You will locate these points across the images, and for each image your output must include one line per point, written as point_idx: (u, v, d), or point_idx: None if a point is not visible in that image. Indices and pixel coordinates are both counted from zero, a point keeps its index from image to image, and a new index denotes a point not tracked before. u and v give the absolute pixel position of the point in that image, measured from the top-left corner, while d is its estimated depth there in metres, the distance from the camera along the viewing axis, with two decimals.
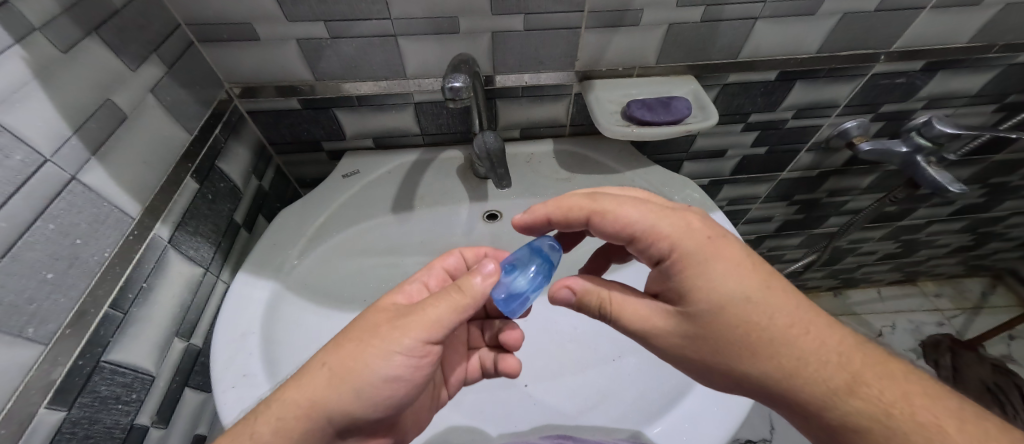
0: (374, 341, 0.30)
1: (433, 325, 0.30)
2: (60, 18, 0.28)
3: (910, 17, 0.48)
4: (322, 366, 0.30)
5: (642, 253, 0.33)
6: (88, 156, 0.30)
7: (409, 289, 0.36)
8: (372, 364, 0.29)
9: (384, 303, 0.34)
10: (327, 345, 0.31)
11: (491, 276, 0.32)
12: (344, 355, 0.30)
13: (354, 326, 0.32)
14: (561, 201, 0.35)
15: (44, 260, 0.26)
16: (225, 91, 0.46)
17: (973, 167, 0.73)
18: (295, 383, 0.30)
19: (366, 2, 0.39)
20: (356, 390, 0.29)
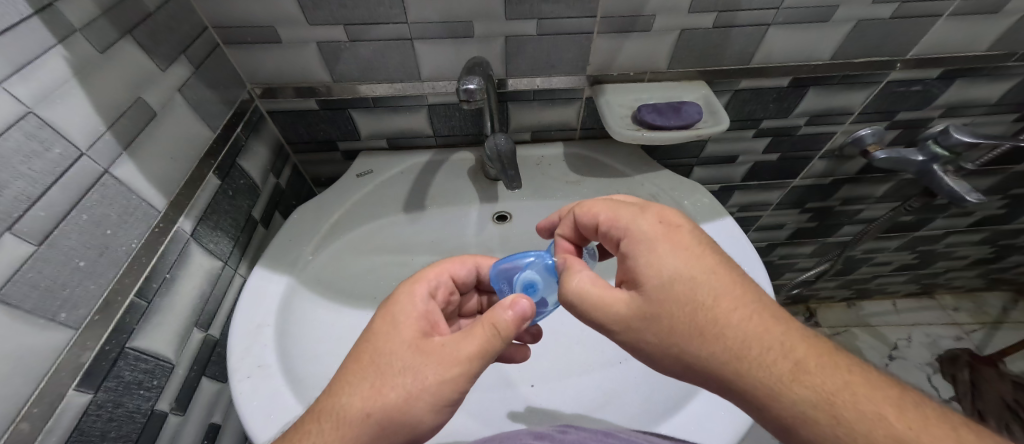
0: (420, 391, 0.29)
1: (474, 372, 0.30)
2: (99, 20, 0.30)
3: (926, 25, 0.47)
4: (367, 419, 0.28)
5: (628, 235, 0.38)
6: (120, 151, 0.31)
7: (424, 310, 0.34)
8: (422, 416, 0.29)
9: (410, 336, 0.31)
10: (367, 392, 0.29)
11: (525, 320, 0.31)
12: (391, 406, 0.29)
13: (390, 369, 0.30)
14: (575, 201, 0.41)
15: (76, 249, 0.28)
16: (247, 91, 0.47)
17: (993, 177, 0.72)
18: (341, 435, 0.28)
19: (384, 6, 0.40)
20: (404, 438, 0.29)
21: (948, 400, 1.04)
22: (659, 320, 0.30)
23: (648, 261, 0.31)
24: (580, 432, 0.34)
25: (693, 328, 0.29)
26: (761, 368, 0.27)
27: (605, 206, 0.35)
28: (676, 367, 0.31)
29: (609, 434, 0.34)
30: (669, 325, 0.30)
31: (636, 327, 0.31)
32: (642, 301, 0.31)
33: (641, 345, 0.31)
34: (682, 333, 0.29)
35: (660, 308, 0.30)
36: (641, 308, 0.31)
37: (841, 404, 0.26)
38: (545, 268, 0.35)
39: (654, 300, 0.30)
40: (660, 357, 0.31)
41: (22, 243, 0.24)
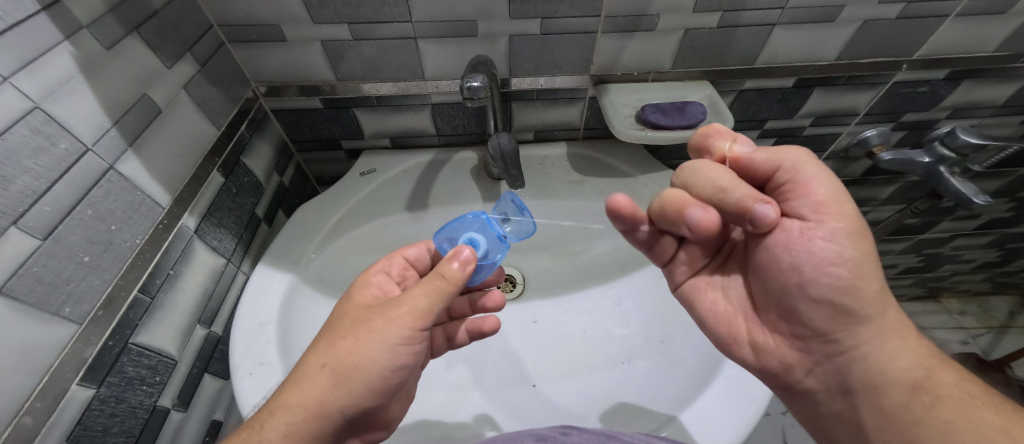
0: (368, 334, 0.31)
1: (422, 312, 0.32)
2: (105, 17, 0.30)
3: (933, 25, 0.47)
4: (322, 368, 0.31)
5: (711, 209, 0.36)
6: (125, 147, 0.31)
7: (377, 281, 0.37)
8: (375, 357, 0.31)
9: (361, 299, 0.34)
10: (321, 347, 0.32)
11: (469, 264, 0.32)
12: (342, 354, 0.31)
13: (342, 324, 0.32)
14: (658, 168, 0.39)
15: (81, 244, 0.28)
16: (252, 89, 0.48)
17: (1000, 180, 0.71)
18: (300, 388, 0.30)
19: (389, 5, 0.41)
20: (362, 382, 0.31)
21: None
22: (867, 239, 0.29)
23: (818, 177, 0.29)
24: (582, 434, 0.34)
25: (866, 255, 0.29)
26: (884, 313, 0.30)
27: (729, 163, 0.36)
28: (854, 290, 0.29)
29: (610, 436, 0.34)
30: (870, 248, 0.29)
31: (862, 245, 0.28)
32: (857, 219, 0.29)
33: (856, 269, 0.28)
34: (868, 260, 0.29)
35: (863, 233, 0.29)
36: (860, 224, 0.29)
37: (923, 375, 0.29)
38: (484, 224, 0.38)
39: (852, 222, 0.29)
40: (849, 283, 0.29)
41: (26, 237, 0.25)
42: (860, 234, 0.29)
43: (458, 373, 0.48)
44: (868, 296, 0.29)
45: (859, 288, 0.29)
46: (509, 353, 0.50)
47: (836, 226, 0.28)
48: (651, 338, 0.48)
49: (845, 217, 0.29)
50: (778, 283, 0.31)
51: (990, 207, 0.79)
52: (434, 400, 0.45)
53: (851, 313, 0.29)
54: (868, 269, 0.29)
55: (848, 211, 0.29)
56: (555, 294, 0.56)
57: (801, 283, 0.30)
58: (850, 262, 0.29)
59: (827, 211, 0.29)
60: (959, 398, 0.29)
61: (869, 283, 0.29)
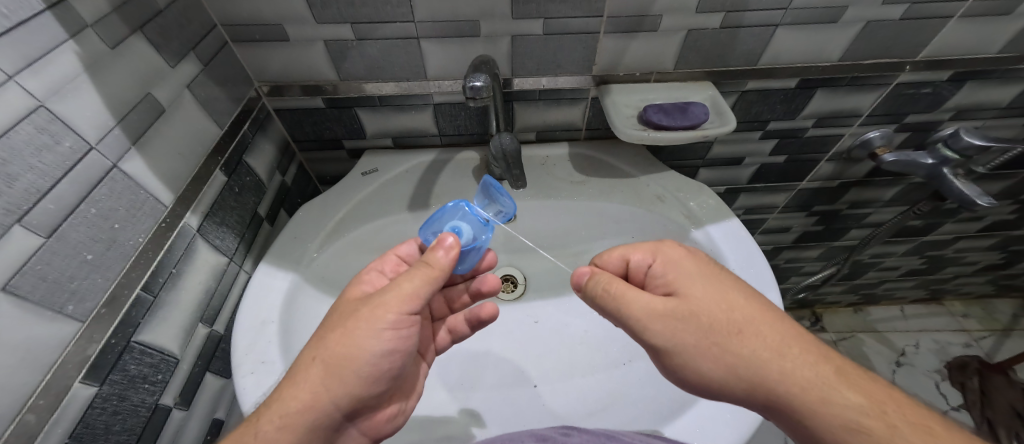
0: (354, 323, 0.32)
1: (410, 297, 0.33)
2: (110, 16, 0.30)
3: (937, 26, 0.47)
4: (313, 360, 0.31)
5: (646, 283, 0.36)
6: (129, 145, 0.32)
7: (370, 279, 0.38)
8: (364, 344, 0.31)
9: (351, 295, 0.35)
10: (312, 341, 0.32)
11: (453, 249, 0.34)
12: (331, 345, 0.31)
13: (332, 318, 0.33)
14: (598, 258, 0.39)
15: (84, 242, 0.28)
16: (255, 89, 0.48)
17: (1003, 182, 0.71)
18: (292, 382, 0.30)
19: (392, 5, 0.41)
20: (354, 371, 0.31)
21: (956, 407, 1.02)
22: (676, 318, 0.31)
23: (684, 271, 0.34)
24: (582, 435, 0.34)
25: (733, 330, 0.31)
26: (802, 367, 0.29)
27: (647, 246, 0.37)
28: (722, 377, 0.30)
29: (611, 437, 0.34)
30: (709, 333, 0.31)
31: (676, 333, 0.31)
32: (669, 306, 0.32)
33: (682, 353, 0.31)
34: (717, 337, 0.31)
35: (698, 312, 0.31)
36: (667, 311, 0.32)
37: (865, 410, 0.27)
38: (466, 212, 0.39)
39: (715, 305, 0.31)
40: (712, 370, 0.30)
41: (30, 235, 0.25)
42: (687, 319, 0.31)
43: (459, 373, 0.48)
44: (712, 376, 0.31)
45: (713, 371, 0.31)
46: (510, 354, 0.50)
47: (643, 317, 0.32)
48: None
49: (684, 303, 0.32)
50: (697, 391, 0.32)
51: (993, 209, 0.78)
52: (435, 400, 0.45)
53: (731, 388, 0.30)
54: (719, 350, 0.30)
55: (670, 303, 0.32)
56: (557, 295, 0.56)
57: (702, 377, 0.31)
58: (674, 350, 0.31)
59: (657, 306, 0.32)
60: (901, 428, 0.26)
61: (739, 358, 0.30)
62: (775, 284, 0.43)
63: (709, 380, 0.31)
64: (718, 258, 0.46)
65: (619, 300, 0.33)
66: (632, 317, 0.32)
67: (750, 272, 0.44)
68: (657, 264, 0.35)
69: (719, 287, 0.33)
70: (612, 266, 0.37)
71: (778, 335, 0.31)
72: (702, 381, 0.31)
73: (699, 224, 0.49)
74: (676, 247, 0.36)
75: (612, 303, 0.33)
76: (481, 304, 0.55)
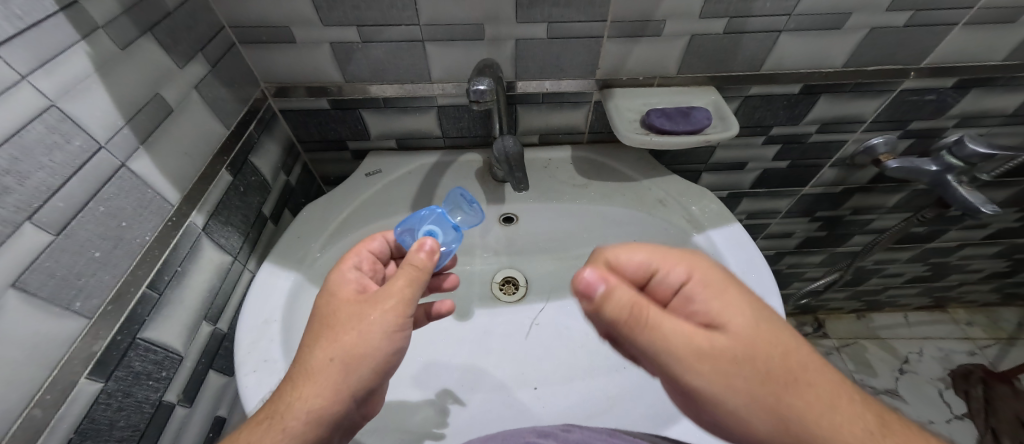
0: (366, 326, 0.31)
1: (411, 298, 0.33)
2: (120, 17, 0.31)
3: (941, 33, 0.47)
4: (331, 362, 0.30)
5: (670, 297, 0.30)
6: (137, 145, 0.32)
7: (351, 277, 0.35)
8: (376, 345, 0.31)
9: (345, 296, 0.33)
10: (324, 343, 0.31)
11: (435, 252, 0.34)
12: (348, 347, 0.31)
13: (339, 319, 0.32)
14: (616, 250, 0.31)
15: (93, 240, 0.29)
16: (261, 90, 0.48)
17: (1009, 189, 0.70)
18: (313, 382, 0.30)
19: (397, 8, 0.41)
20: (368, 368, 0.31)
21: (960, 416, 1.01)
22: (725, 360, 0.26)
23: (728, 298, 0.28)
24: (583, 431, 0.34)
25: (787, 376, 0.26)
26: (866, 427, 0.26)
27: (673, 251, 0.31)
28: (767, 428, 0.26)
29: (612, 434, 0.34)
30: (763, 378, 0.26)
31: (723, 378, 0.26)
32: (718, 343, 0.26)
33: (721, 401, 0.26)
34: (769, 384, 0.26)
35: (748, 352, 0.26)
36: (711, 349, 0.26)
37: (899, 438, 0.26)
38: (440, 216, 0.39)
39: (768, 340, 0.27)
40: (754, 417, 0.26)
41: (40, 232, 0.25)
42: (740, 359, 0.26)
43: (459, 374, 0.48)
44: (749, 424, 0.26)
45: (753, 417, 0.26)
46: (510, 356, 0.50)
47: (680, 357, 0.26)
48: None
49: (735, 340, 0.26)
50: (724, 430, 0.28)
51: (998, 217, 0.78)
52: (436, 400, 0.45)
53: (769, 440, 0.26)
54: (771, 399, 0.26)
55: (718, 339, 0.26)
56: (558, 298, 0.56)
57: (737, 421, 0.27)
58: (717, 397, 0.26)
59: (700, 346, 0.26)
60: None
61: (781, 406, 0.26)
62: (777, 289, 0.43)
63: (745, 424, 0.26)
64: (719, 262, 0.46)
65: (660, 335, 0.26)
66: (673, 354, 0.26)
67: (752, 277, 0.44)
68: (693, 283, 0.29)
69: (767, 322, 0.28)
70: (632, 268, 0.31)
71: (830, 384, 0.27)
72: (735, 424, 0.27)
73: (702, 228, 0.49)
74: (710, 264, 0.31)
75: (640, 334, 0.27)
76: (482, 306, 0.55)
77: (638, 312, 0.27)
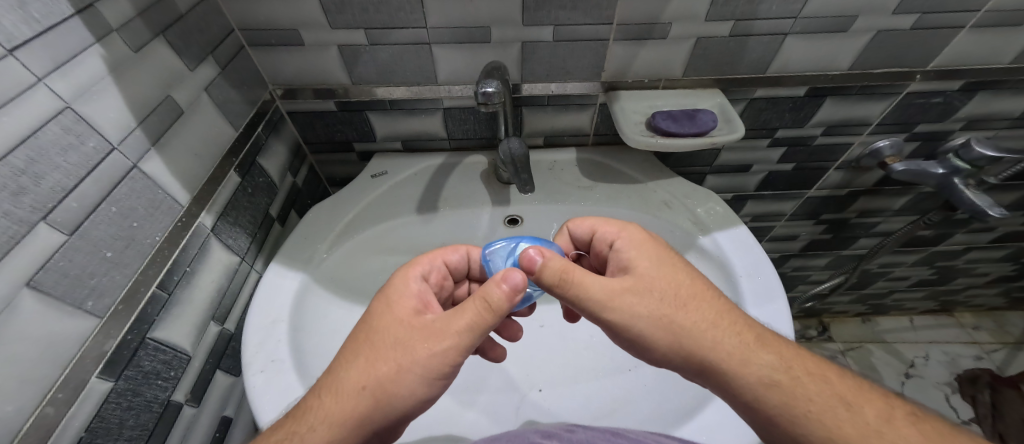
0: (411, 365, 0.30)
1: (465, 347, 0.30)
2: (134, 20, 0.31)
3: (948, 36, 0.47)
4: (362, 390, 0.29)
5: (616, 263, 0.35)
6: (149, 146, 0.32)
7: (416, 290, 0.34)
8: (411, 389, 0.30)
9: (401, 314, 0.32)
10: (362, 365, 0.30)
11: (519, 292, 0.30)
12: (383, 379, 0.30)
13: (384, 343, 0.31)
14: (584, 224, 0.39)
15: (105, 240, 0.29)
16: (269, 92, 0.49)
17: (1016, 193, 0.70)
18: (339, 403, 0.29)
19: (405, 11, 0.41)
20: (395, 411, 0.30)
21: (967, 421, 1.01)
22: (632, 292, 0.32)
23: (649, 254, 0.34)
24: (587, 431, 0.34)
25: (682, 303, 0.32)
26: (757, 362, 0.31)
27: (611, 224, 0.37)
28: (667, 345, 0.32)
29: (617, 433, 0.34)
30: (666, 302, 0.32)
31: (626, 302, 0.32)
32: (625, 282, 0.32)
33: (629, 324, 0.32)
34: (699, 342, 0.31)
35: (652, 286, 0.32)
36: (621, 287, 0.32)
37: (786, 380, 0.30)
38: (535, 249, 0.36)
39: (673, 279, 0.33)
40: (656, 337, 0.32)
41: (54, 232, 0.25)
42: (643, 291, 0.32)
43: (464, 375, 0.48)
44: (654, 344, 0.32)
45: (657, 341, 0.32)
46: (515, 358, 0.50)
47: (592, 296, 0.32)
48: None
49: (640, 279, 0.33)
50: (640, 354, 0.34)
51: (1005, 220, 0.77)
52: (441, 401, 0.45)
53: (667, 354, 0.32)
54: (666, 320, 0.32)
55: (627, 279, 0.33)
56: None
57: (642, 342, 0.32)
58: (627, 323, 0.32)
59: (610, 289, 0.32)
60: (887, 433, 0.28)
61: (677, 330, 0.32)
62: (783, 292, 0.43)
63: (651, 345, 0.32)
64: (725, 265, 0.46)
65: (577, 282, 0.32)
66: (591, 291, 0.32)
67: (757, 280, 0.44)
68: (620, 239, 0.36)
69: (692, 288, 0.33)
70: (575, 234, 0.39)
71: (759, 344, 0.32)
72: (642, 346, 0.33)
73: (707, 230, 0.49)
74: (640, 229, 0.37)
75: (559, 286, 0.32)
76: None
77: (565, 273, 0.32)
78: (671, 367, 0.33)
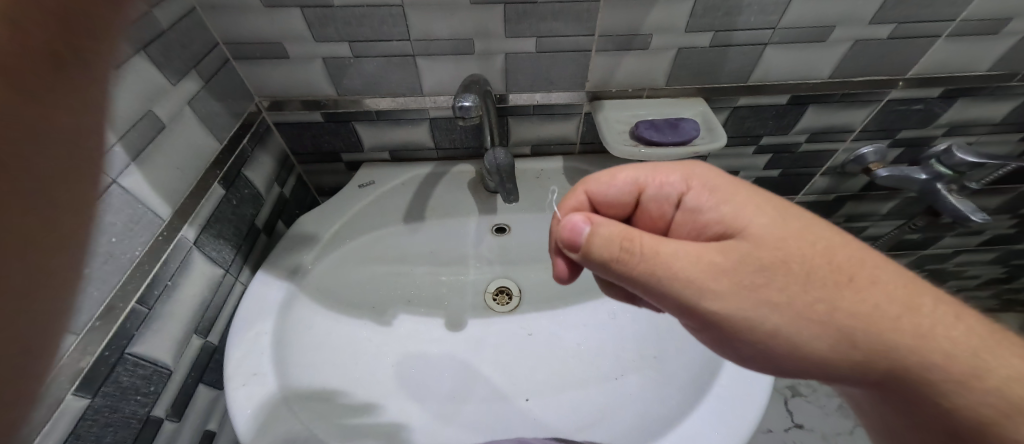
0: None
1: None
2: (114, 37, 0.31)
3: (925, 45, 0.48)
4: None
5: (687, 210, 0.34)
6: (129, 162, 0.32)
7: None
8: None
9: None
10: None
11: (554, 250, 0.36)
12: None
13: None
14: (631, 173, 0.36)
15: (82, 256, 0.29)
16: (255, 104, 0.49)
17: (1001, 196, 0.71)
18: None
19: (388, 25, 0.42)
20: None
21: None
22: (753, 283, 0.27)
23: (734, 197, 0.31)
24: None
25: (817, 276, 0.27)
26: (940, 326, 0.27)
27: (675, 169, 0.35)
28: (817, 343, 0.27)
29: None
30: (801, 279, 0.27)
31: (756, 292, 0.27)
32: (735, 259, 0.28)
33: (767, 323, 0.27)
34: (864, 334, 0.26)
35: (776, 258, 0.28)
36: (728, 265, 0.28)
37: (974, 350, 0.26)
38: None
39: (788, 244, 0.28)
40: (804, 330, 0.27)
41: None
42: (758, 262, 0.28)
43: (451, 386, 0.48)
44: (802, 347, 0.27)
45: (807, 339, 0.27)
46: (502, 367, 0.50)
47: (699, 281, 0.28)
48: (644, 353, 0.48)
49: (751, 246, 0.28)
50: (784, 366, 0.29)
51: (992, 222, 0.78)
52: (427, 412, 0.45)
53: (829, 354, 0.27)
54: (806, 303, 0.27)
55: (733, 244, 0.28)
56: (551, 308, 0.55)
57: (791, 341, 0.27)
58: (754, 315, 0.27)
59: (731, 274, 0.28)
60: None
61: (820, 320, 0.27)
62: None
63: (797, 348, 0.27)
64: None
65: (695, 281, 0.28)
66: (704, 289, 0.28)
67: None
68: (690, 191, 0.33)
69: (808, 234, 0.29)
70: (616, 189, 0.37)
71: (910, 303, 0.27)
72: (792, 348, 0.28)
73: None
74: (708, 169, 0.34)
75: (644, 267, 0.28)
76: (475, 316, 0.55)
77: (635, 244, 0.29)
78: (833, 371, 0.28)
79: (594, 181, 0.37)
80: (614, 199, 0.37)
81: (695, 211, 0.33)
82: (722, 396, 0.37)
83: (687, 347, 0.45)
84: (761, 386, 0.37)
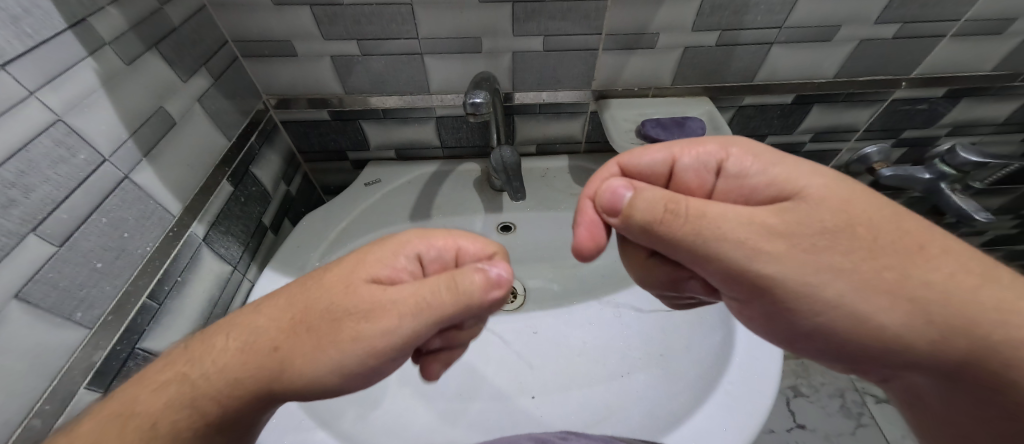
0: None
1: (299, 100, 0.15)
2: (127, 34, 0.32)
3: (929, 45, 0.48)
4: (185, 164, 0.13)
5: (737, 185, 0.30)
6: (140, 158, 0.33)
7: None
8: None
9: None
10: None
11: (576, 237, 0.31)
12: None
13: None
14: (680, 146, 0.31)
15: (96, 251, 0.29)
16: (262, 101, 0.49)
17: (1004, 197, 0.71)
18: None
19: (397, 23, 0.42)
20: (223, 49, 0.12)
21: None
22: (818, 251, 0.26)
23: (792, 165, 0.28)
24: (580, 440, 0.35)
25: (899, 250, 0.26)
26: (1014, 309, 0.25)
27: (718, 140, 0.31)
28: (886, 315, 0.26)
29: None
30: (871, 245, 0.26)
31: (819, 255, 0.26)
32: (792, 220, 0.26)
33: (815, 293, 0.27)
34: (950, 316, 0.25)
35: (844, 219, 0.26)
36: (787, 231, 0.26)
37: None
38: None
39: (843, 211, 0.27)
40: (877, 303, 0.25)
41: (44, 244, 0.26)
42: (831, 231, 0.26)
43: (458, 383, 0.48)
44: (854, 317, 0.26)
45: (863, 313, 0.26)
46: (509, 365, 0.50)
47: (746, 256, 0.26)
48: (651, 351, 0.47)
49: (810, 208, 0.26)
50: (838, 339, 0.28)
51: (994, 223, 0.78)
52: (434, 409, 0.45)
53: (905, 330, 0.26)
54: (874, 274, 0.26)
55: (787, 206, 0.27)
56: (556, 306, 0.55)
57: (861, 313, 0.26)
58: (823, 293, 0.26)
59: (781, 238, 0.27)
60: None
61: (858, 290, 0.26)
62: None
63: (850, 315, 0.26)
64: None
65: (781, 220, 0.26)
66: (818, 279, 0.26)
67: None
68: (735, 156, 0.30)
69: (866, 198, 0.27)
70: (651, 160, 0.32)
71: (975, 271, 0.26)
72: (853, 323, 0.26)
73: None
74: (748, 139, 0.31)
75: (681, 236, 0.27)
76: None
77: (682, 207, 0.26)
78: (899, 349, 0.27)
79: (627, 155, 0.32)
80: (648, 169, 0.32)
81: (746, 178, 0.29)
82: (730, 393, 0.37)
83: (693, 346, 0.45)
84: (769, 383, 0.37)
